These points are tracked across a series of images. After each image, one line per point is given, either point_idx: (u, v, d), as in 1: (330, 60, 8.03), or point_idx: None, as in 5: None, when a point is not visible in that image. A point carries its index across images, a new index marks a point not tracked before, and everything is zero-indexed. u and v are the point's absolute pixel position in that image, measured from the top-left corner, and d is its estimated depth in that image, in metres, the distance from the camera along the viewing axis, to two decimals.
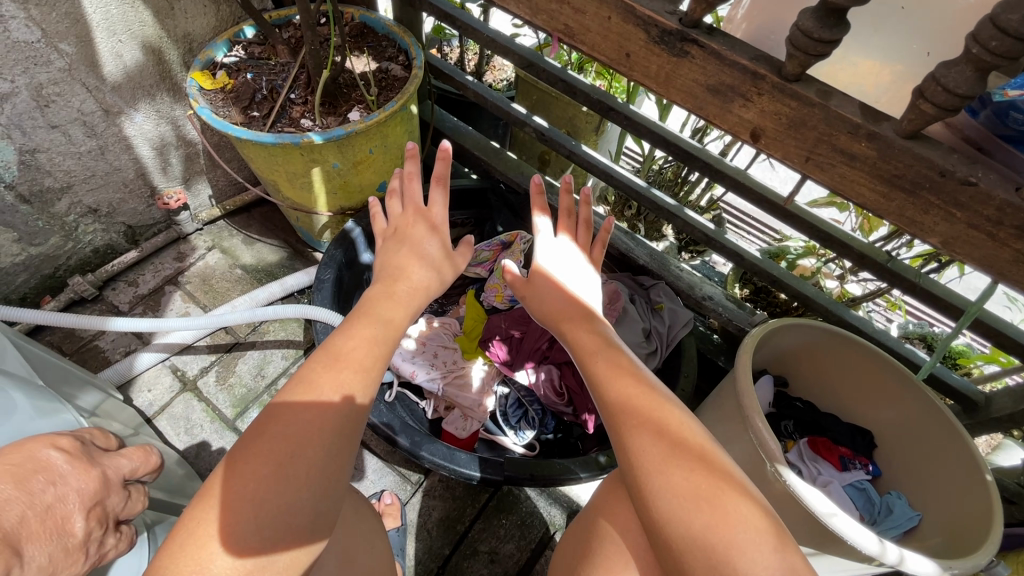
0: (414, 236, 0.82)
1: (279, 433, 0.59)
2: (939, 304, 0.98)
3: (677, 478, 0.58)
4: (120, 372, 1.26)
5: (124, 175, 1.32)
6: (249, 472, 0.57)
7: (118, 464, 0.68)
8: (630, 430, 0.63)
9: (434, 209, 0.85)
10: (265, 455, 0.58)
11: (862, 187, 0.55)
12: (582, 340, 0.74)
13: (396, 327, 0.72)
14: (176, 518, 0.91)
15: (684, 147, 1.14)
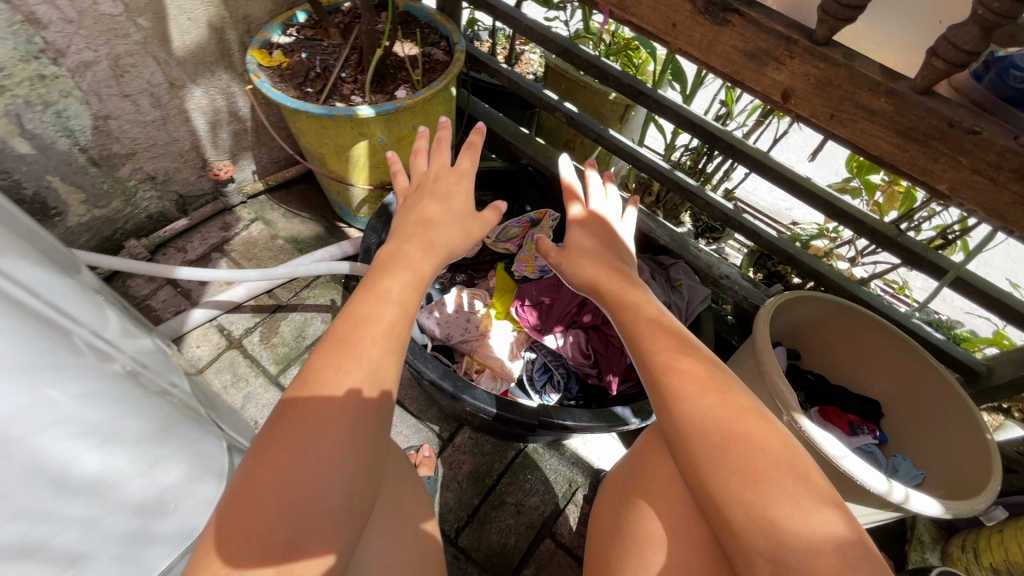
0: (439, 193, 0.84)
1: (297, 432, 0.57)
2: (945, 275, 1.06)
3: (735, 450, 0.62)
4: (173, 328, 1.34)
5: (181, 146, 1.42)
6: (272, 478, 0.55)
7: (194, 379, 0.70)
8: (684, 418, 0.65)
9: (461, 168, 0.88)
10: (287, 457, 0.56)
11: (880, 140, 0.63)
12: (641, 323, 0.75)
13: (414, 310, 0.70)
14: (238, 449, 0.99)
15: (708, 129, 1.23)
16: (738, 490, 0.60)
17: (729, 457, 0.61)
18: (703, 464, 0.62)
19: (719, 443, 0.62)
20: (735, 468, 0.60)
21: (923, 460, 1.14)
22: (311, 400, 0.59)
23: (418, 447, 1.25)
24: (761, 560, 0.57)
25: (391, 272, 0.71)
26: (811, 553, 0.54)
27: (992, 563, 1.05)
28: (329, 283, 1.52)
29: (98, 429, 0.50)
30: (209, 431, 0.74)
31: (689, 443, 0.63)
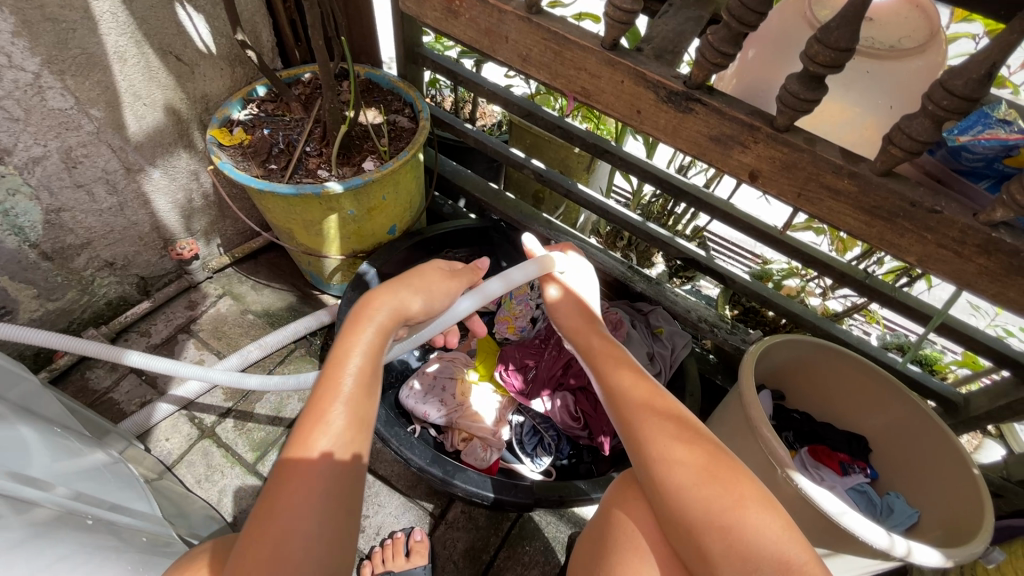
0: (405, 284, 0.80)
1: (287, 496, 0.60)
2: (914, 313, 1.09)
3: (690, 461, 0.66)
4: (138, 423, 1.26)
5: (141, 229, 1.37)
6: (268, 533, 0.58)
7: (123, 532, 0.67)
8: (647, 437, 0.70)
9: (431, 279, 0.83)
10: (283, 513, 0.59)
11: (847, 217, 0.65)
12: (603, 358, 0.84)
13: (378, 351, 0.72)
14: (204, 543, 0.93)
15: (673, 183, 1.26)
16: (713, 522, 0.62)
17: (705, 477, 0.65)
18: (679, 494, 0.65)
19: (698, 467, 0.66)
20: (716, 490, 0.64)
21: (916, 498, 1.15)
22: (293, 471, 0.61)
23: (409, 529, 1.20)
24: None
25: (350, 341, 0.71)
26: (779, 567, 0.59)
27: None
28: (305, 358, 1.49)
29: None
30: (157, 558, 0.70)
31: (665, 481, 0.67)
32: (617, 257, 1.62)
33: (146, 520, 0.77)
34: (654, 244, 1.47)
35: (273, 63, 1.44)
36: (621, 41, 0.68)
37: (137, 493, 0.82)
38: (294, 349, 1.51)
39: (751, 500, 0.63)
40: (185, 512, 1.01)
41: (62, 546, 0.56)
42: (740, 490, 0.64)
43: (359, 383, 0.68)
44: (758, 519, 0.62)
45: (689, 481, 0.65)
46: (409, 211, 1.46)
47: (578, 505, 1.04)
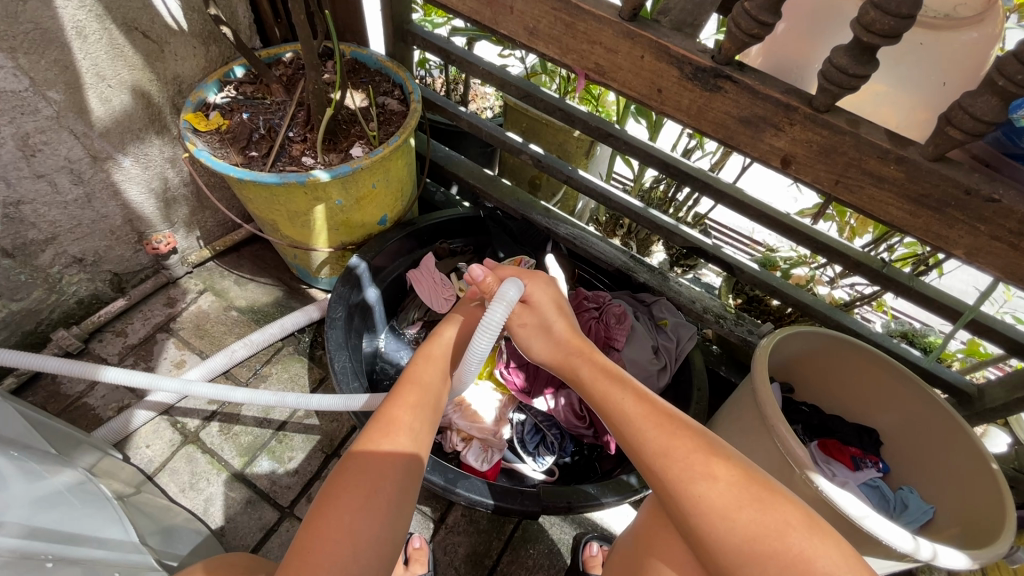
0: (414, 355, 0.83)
1: (344, 506, 0.63)
2: (933, 304, 1.05)
3: (725, 477, 0.63)
4: (116, 430, 1.19)
5: (112, 223, 1.27)
6: (327, 530, 0.61)
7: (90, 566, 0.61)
8: (672, 455, 0.66)
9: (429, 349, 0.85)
10: (340, 513, 0.62)
11: (890, 206, 0.60)
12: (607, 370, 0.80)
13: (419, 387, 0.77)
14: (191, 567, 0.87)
15: (681, 168, 1.19)
16: (753, 556, 0.58)
17: (739, 508, 0.60)
18: (713, 526, 0.61)
19: (731, 499, 0.61)
20: (752, 521, 0.60)
21: (930, 493, 1.12)
22: (346, 485, 0.65)
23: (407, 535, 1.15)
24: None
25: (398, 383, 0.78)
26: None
27: None
28: (293, 356, 1.41)
29: None
30: None
31: (695, 512, 0.62)
32: (618, 246, 1.56)
33: (119, 548, 0.71)
34: (658, 233, 1.41)
35: (251, 41, 1.34)
36: (642, 11, 0.61)
37: (110, 514, 0.76)
38: (280, 347, 1.42)
39: (792, 524, 0.59)
40: (166, 528, 0.94)
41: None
42: (780, 517, 0.60)
43: (414, 405, 0.75)
44: (805, 545, 0.58)
45: (723, 498, 0.61)
46: (401, 200, 1.38)
47: (587, 510, 0.99)
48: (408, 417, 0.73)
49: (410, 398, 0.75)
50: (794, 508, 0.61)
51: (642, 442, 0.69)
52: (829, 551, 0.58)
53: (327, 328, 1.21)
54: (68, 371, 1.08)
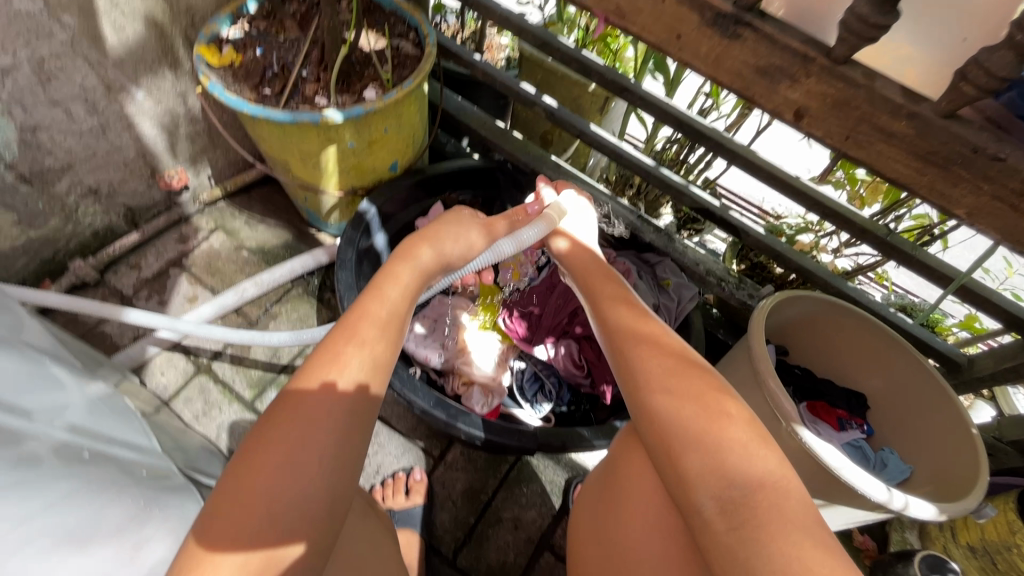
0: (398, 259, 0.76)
1: (306, 406, 0.58)
2: (933, 273, 1.07)
3: (716, 425, 0.61)
4: (132, 357, 1.24)
5: (125, 155, 1.28)
6: (262, 462, 0.55)
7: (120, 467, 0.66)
8: (673, 398, 0.64)
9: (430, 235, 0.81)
10: (275, 447, 0.56)
11: (897, 163, 0.61)
12: (629, 312, 0.77)
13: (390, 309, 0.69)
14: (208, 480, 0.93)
15: (694, 126, 1.19)
16: (724, 503, 0.56)
17: (690, 404, 0.63)
18: (663, 419, 0.64)
19: (716, 445, 0.59)
20: (697, 417, 0.62)
21: (910, 454, 1.17)
22: (309, 386, 0.60)
23: (410, 469, 1.23)
24: (712, 508, 0.57)
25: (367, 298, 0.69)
26: (756, 491, 0.56)
27: (970, 543, 1.16)
28: (302, 297, 1.44)
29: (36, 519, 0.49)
30: (154, 493, 0.69)
31: (677, 449, 0.61)
32: (627, 205, 1.56)
33: (144, 454, 0.76)
34: (668, 193, 1.41)
35: None
36: None
37: (135, 426, 0.81)
38: (290, 288, 1.45)
39: (738, 424, 0.61)
40: (184, 446, 1.00)
41: (53, 490, 0.54)
42: (728, 419, 0.61)
43: (400, 307, 0.70)
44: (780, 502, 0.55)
45: (709, 443, 0.59)
46: (412, 147, 1.38)
47: (578, 452, 1.04)
48: (389, 322, 0.68)
49: (394, 299, 0.70)
50: (747, 418, 0.62)
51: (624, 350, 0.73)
52: (769, 458, 0.58)
53: (337, 268, 1.24)
54: (101, 312, 1.18)
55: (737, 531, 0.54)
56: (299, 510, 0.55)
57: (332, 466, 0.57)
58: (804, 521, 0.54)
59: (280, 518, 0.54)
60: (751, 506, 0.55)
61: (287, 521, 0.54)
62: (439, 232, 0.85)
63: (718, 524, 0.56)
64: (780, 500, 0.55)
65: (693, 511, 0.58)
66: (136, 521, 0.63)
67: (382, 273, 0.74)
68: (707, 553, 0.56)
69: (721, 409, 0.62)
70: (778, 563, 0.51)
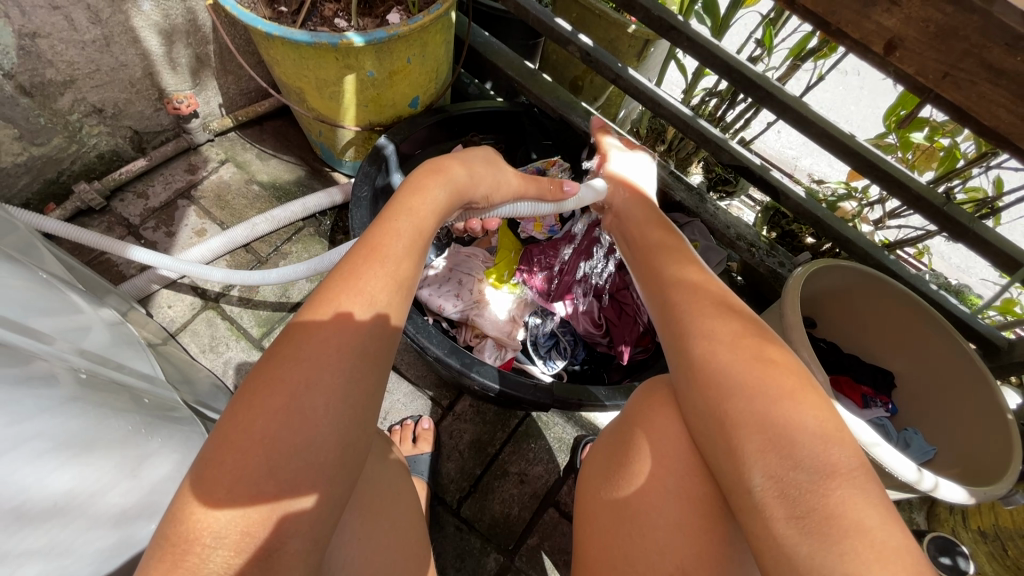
0: (416, 189, 0.69)
1: (309, 351, 0.53)
2: (989, 248, 1.00)
3: (790, 407, 0.55)
4: (139, 287, 1.20)
5: (131, 73, 1.20)
6: (262, 405, 0.50)
7: (120, 395, 0.62)
8: (740, 370, 0.58)
9: (455, 168, 0.75)
10: (278, 388, 0.51)
11: (999, 108, 0.53)
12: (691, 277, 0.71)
13: (407, 246, 0.63)
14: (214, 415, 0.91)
15: (745, 73, 1.09)
16: (788, 491, 0.52)
17: (753, 376, 0.57)
18: (720, 391, 0.59)
19: (790, 428, 0.54)
20: (773, 397, 0.56)
21: (934, 435, 1.13)
22: (311, 329, 0.54)
23: (418, 417, 1.21)
24: (771, 490, 0.53)
25: (382, 231, 0.63)
26: (826, 477, 0.51)
27: (982, 527, 1.15)
28: (313, 237, 1.39)
29: (33, 439, 0.46)
30: (155, 423, 0.66)
31: (742, 426, 0.56)
32: (658, 160, 1.47)
33: (149, 383, 0.73)
34: (705, 148, 1.32)
35: None
36: None
37: (141, 353, 0.78)
38: (301, 227, 1.40)
39: (811, 411, 0.55)
40: (190, 380, 0.97)
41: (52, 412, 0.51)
42: (795, 396, 0.56)
43: (411, 245, 0.64)
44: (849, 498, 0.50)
45: (782, 426, 0.54)
46: (435, 82, 1.30)
47: (594, 411, 1.00)
48: (396, 261, 0.61)
49: (406, 237, 0.64)
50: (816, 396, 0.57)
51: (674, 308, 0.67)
52: (838, 439, 0.54)
53: (352, 207, 1.17)
54: (102, 245, 1.14)
55: (801, 520, 0.51)
56: (305, 462, 0.50)
57: (339, 417, 0.52)
58: (878, 510, 0.50)
59: (287, 471, 0.49)
60: (820, 493, 0.51)
61: (294, 475, 0.50)
62: (466, 160, 0.78)
63: (780, 512, 0.52)
64: (849, 487, 0.51)
65: (754, 493, 0.54)
66: (137, 448, 0.60)
67: (390, 206, 0.67)
68: (759, 536, 0.53)
69: (794, 390, 0.56)
70: (853, 562, 0.47)
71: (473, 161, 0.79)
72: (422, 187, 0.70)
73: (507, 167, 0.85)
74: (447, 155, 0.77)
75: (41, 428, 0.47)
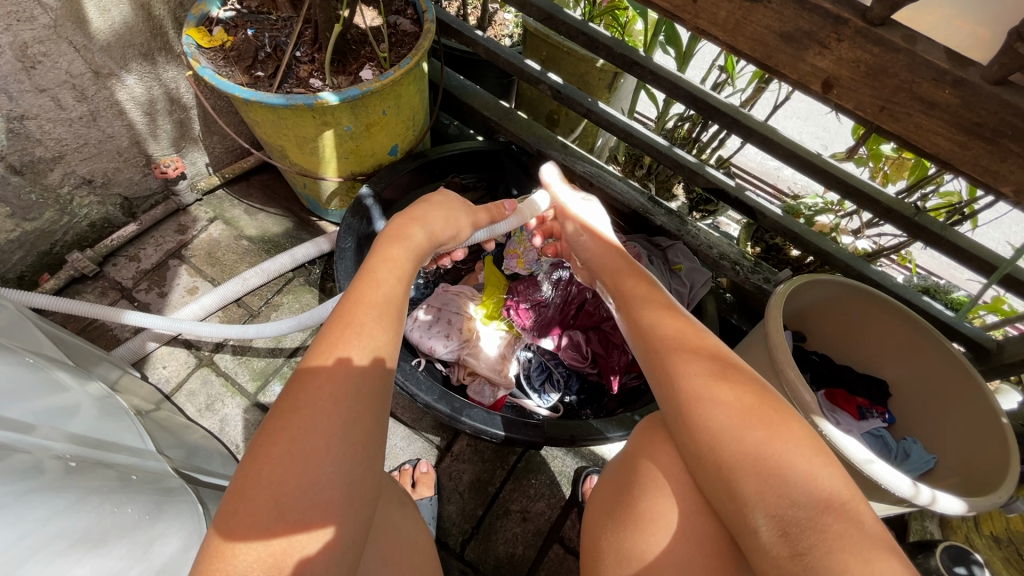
0: (389, 250, 0.71)
1: (304, 407, 0.54)
2: (963, 255, 1.01)
3: (778, 443, 0.56)
4: (132, 350, 1.22)
5: (118, 143, 1.24)
6: (268, 473, 0.51)
7: (104, 476, 0.63)
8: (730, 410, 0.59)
9: (412, 228, 0.76)
10: (276, 455, 0.51)
11: (937, 137, 0.55)
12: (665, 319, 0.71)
13: (387, 309, 0.65)
14: (208, 480, 0.91)
15: (709, 102, 1.12)
16: (790, 532, 0.52)
17: (744, 415, 0.58)
18: (714, 431, 0.59)
19: (784, 467, 0.54)
20: (761, 433, 0.57)
21: (934, 444, 1.12)
22: (305, 392, 0.55)
23: (416, 460, 1.21)
24: (771, 527, 0.53)
25: (362, 292, 0.65)
26: (819, 512, 0.52)
27: (994, 533, 1.15)
28: (303, 287, 1.42)
29: (15, 536, 0.47)
30: (144, 497, 0.67)
31: (736, 467, 0.56)
32: (637, 186, 1.50)
33: (140, 457, 0.74)
34: (681, 174, 1.34)
35: None
36: None
37: (129, 425, 0.79)
38: (291, 278, 1.43)
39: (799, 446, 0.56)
40: (186, 445, 0.98)
41: (41, 501, 0.52)
42: (787, 435, 0.57)
43: (387, 300, 0.65)
44: (845, 537, 0.50)
45: (776, 465, 0.55)
46: (412, 129, 1.33)
47: (591, 445, 1.00)
48: (376, 315, 0.63)
49: (383, 293, 0.66)
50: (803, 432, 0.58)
51: (659, 349, 0.68)
52: (826, 473, 0.54)
53: (336, 258, 1.19)
54: (93, 313, 1.16)
55: (803, 558, 0.51)
56: (310, 526, 0.50)
57: (336, 477, 0.53)
58: (869, 540, 0.49)
59: (299, 536, 0.50)
60: (816, 530, 0.51)
61: (302, 540, 0.50)
62: (421, 216, 0.79)
63: (778, 550, 0.52)
64: (845, 522, 0.51)
65: (755, 533, 0.54)
66: (130, 524, 0.61)
67: (366, 265, 0.69)
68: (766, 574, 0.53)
69: (780, 427, 0.57)
70: None
71: (432, 212, 0.82)
72: (392, 247, 0.72)
73: (463, 214, 0.88)
74: (407, 214, 0.79)
75: (24, 521, 0.48)
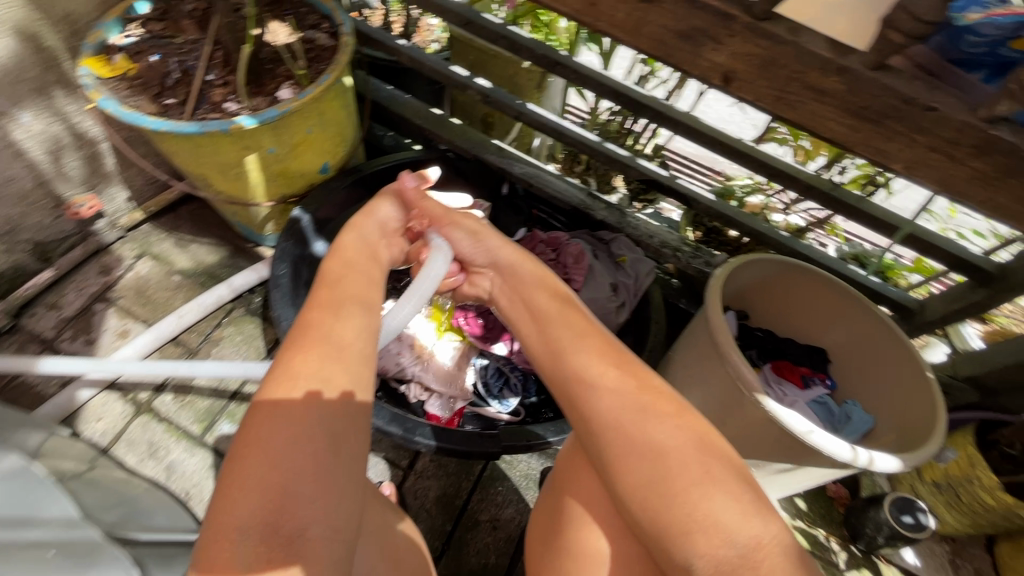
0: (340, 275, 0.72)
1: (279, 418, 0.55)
2: (878, 224, 1.07)
3: (701, 472, 0.53)
4: (59, 406, 1.14)
5: (20, 187, 1.16)
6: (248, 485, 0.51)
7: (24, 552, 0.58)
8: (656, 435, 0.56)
9: (338, 260, 0.74)
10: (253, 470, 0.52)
11: (831, 121, 0.57)
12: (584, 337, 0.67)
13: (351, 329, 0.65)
14: (151, 535, 0.86)
15: (632, 96, 1.14)
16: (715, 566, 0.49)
17: (669, 439, 0.55)
18: (642, 457, 0.56)
19: (707, 496, 0.52)
20: (687, 460, 0.54)
21: (872, 403, 1.18)
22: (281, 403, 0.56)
23: (379, 483, 1.18)
24: (702, 566, 0.50)
25: (331, 308, 0.66)
26: (752, 549, 0.49)
27: (935, 479, 1.21)
28: (245, 317, 1.36)
29: None
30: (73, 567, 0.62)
31: (664, 497, 0.53)
32: (576, 183, 1.52)
33: (68, 525, 0.69)
34: (615, 168, 1.37)
35: None
36: None
37: (53, 491, 0.73)
38: (231, 309, 1.37)
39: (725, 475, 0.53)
40: (126, 501, 0.92)
41: None
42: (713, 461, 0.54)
43: (349, 315, 0.67)
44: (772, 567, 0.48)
45: (701, 494, 0.52)
46: (342, 146, 1.30)
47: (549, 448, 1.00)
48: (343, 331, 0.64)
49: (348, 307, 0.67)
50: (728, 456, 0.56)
51: (582, 371, 0.63)
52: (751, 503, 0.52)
53: (270, 287, 1.14)
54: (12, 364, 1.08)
55: None
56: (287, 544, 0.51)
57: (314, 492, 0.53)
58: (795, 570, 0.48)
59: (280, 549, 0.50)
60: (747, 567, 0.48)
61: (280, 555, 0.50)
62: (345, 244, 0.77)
63: None
64: (775, 558, 0.49)
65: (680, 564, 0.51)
66: None
67: (326, 282, 0.70)
68: None
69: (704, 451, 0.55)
70: None
71: (358, 242, 0.79)
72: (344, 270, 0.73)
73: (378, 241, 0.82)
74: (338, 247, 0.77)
75: None
